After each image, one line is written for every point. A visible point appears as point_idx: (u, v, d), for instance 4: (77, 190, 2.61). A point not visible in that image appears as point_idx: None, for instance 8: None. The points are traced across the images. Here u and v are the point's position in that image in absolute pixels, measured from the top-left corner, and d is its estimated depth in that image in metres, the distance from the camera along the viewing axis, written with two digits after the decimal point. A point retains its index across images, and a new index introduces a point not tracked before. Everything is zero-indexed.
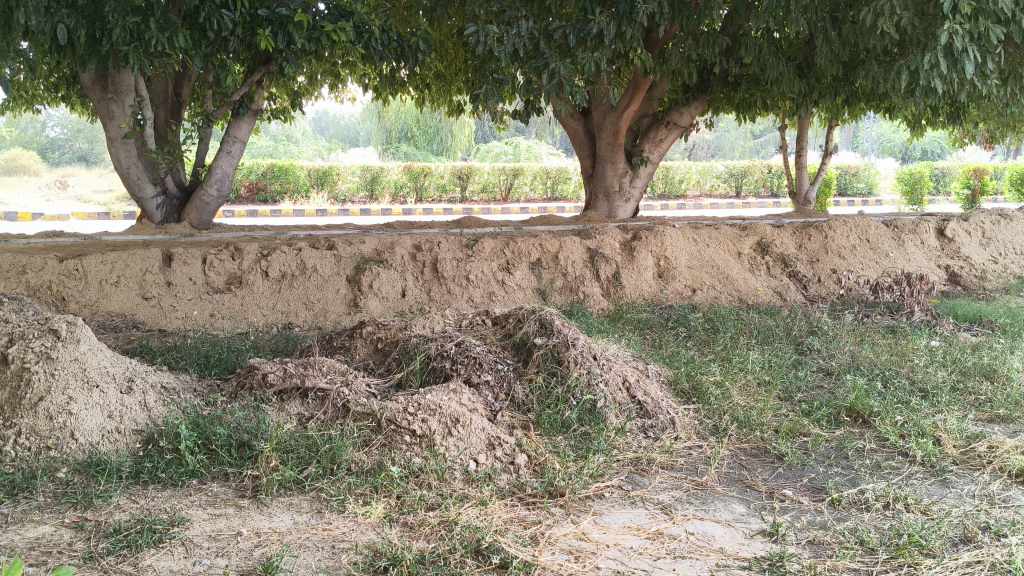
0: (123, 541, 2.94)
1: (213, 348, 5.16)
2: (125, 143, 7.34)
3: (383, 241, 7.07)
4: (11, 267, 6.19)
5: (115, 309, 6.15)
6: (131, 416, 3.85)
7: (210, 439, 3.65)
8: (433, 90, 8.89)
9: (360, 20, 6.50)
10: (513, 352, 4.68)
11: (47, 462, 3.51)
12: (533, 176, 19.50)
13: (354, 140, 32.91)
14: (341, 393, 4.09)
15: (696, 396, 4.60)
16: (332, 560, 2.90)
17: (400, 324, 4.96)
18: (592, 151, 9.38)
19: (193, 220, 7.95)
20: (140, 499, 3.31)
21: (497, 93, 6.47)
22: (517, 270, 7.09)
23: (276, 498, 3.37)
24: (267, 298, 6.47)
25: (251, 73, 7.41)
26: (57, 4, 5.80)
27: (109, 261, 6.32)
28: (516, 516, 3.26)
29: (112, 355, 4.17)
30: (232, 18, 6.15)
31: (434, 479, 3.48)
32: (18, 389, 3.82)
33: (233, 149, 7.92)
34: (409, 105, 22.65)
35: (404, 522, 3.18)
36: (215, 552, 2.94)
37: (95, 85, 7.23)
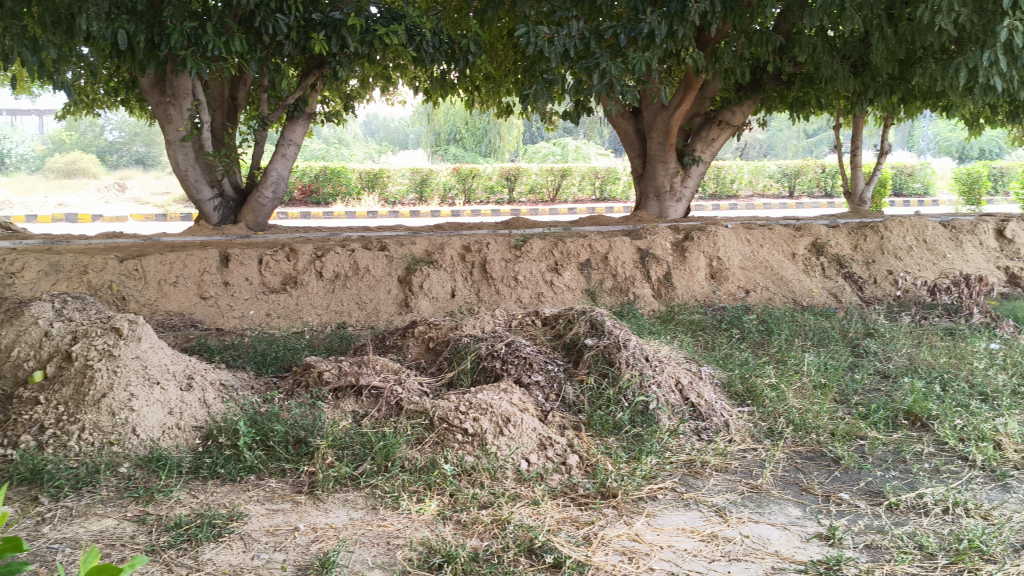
0: (184, 535, 2.99)
1: (270, 346, 5.23)
2: (183, 146, 7.52)
3: (433, 241, 7.12)
4: (74, 267, 6.35)
5: (174, 309, 6.27)
6: (190, 413, 3.95)
7: (268, 436, 3.71)
8: (483, 91, 8.91)
9: (411, 22, 6.55)
10: (564, 353, 4.68)
11: (110, 457, 3.58)
12: (582, 177, 19.43)
13: (403, 143, 33.21)
14: (395, 391, 4.14)
15: (750, 399, 4.55)
16: (387, 556, 2.93)
17: (451, 324, 4.99)
18: (643, 151, 9.32)
19: (248, 221, 8.09)
20: (200, 494, 3.38)
21: (547, 93, 6.47)
22: (568, 271, 7.08)
23: (332, 494, 3.42)
24: (320, 298, 6.55)
25: (305, 77, 7.50)
26: (118, 11, 5.96)
27: (168, 261, 6.46)
28: (569, 516, 3.25)
29: (172, 353, 4.28)
30: (286, 23, 6.25)
31: (487, 478, 3.49)
32: (81, 385, 3.89)
33: (288, 152, 8.03)
34: (458, 107, 22.82)
35: (457, 521, 3.19)
36: (273, 547, 2.99)
37: (153, 89, 7.31)
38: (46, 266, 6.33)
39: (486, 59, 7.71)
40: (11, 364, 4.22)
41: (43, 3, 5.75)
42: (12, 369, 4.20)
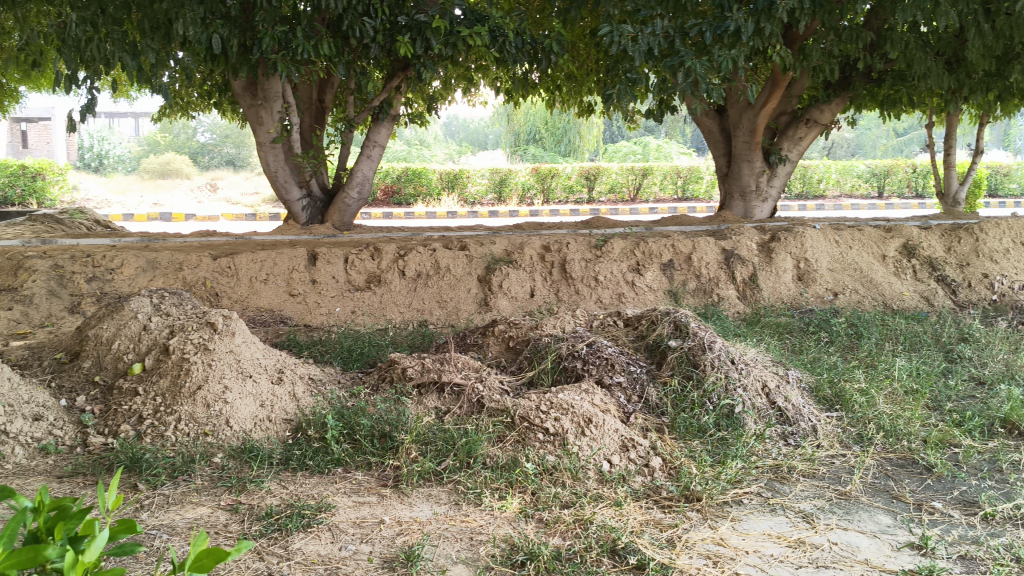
0: (275, 525, 3.08)
1: (356, 342, 5.34)
2: (273, 147, 7.72)
3: (514, 241, 7.16)
4: (170, 264, 6.58)
5: (264, 305, 6.44)
6: (281, 406, 4.07)
7: (354, 429, 3.80)
8: (565, 91, 8.90)
9: (495, 23, 6.59)
10: (647, 354, 4.65)
11: (205, 448, 3.70)
12: (663, 176, 19.25)
13: (484, 144, 33.41)
14: (476, 389, 4.17)
15: (839, 404, 4.45)
16: (470, 552, 2.96)
17: (531, 323, 5.01)
18: (727, 150, 9.20)
19: (335, 221, 8.26)
20: (290, 485, 3.47)
21: (630, 93, 6.42)
22: (649, 272, 7.02)
23: (416, 488, 3.47)
24: (403, 296, 6.63)
25: (391, 79, 7.59)
26: (213, 16, 6.17)
27: (259, 259, 6.65)
28: (652, 519, 3.23)
29: (263, 347, 4.41)
30: (373, 25, 6.37)
31: (568, 477, 3.49)
32: (177, 377, 4.05)
33: (373, 153, 8.17)
34: (539, 107, 22.87)
35: (539, 519, 3.19)
36: (359, 538, 3.05)
37: (246, 91, 7.52)
38: (144, 262, 6.57)
39: (568, 59, 7.71)
40: (112, 356, 4.40)
41: (143, 9, 6.12)
42: (113, 361, 4.39)
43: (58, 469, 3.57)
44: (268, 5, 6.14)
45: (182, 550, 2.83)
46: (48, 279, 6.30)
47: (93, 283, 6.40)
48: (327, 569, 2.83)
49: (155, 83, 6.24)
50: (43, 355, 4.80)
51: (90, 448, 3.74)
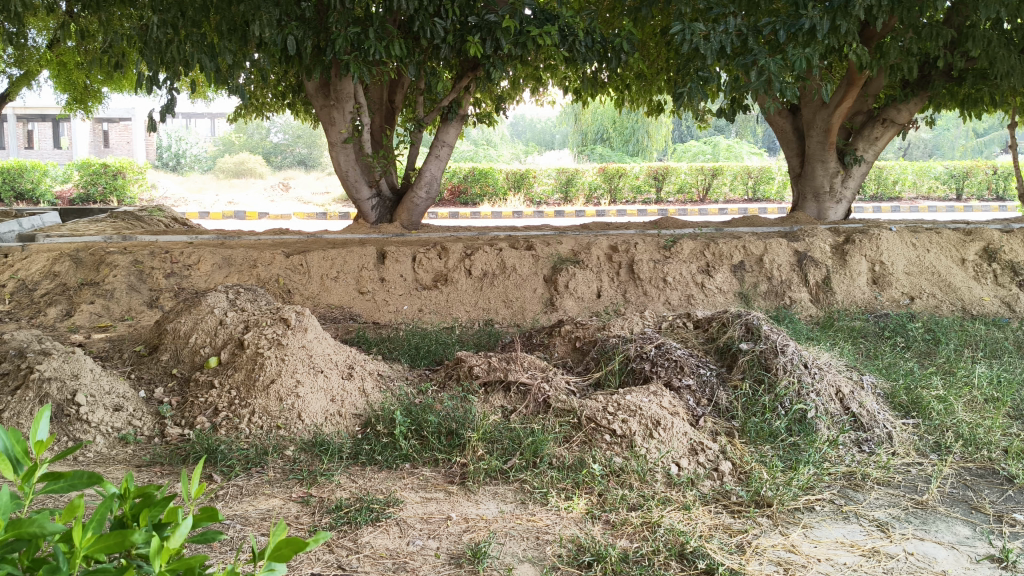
0: (344, 518, 3.12)
1: (423, 340, 5.39)
2: (344, 147, 7.83)
3: (581, 241, 7.13)
4: (244, 261, 6.73)
5: (334, 302, 6.54)
6: (351, 401, 4.13)
7: (422, 426, 3.84)
8: (634, 90, 8.84)
9: (565, 23, 6.57)
10: (717, 357, 4.60)
11: (278, 440, 3.78)
12: (733, 176, 18.98)
13: (550, 143, 33.37)
14: (542, 388, 4.18)
15: (915, 411, 4.33)
16: (537, 551, 2.95)
17: (598, 324, 4.99)
18: (801, 149, 9.03)
19: (403, 220, 8.34)
20: (359, 479, 3.52)
21: (702, 91, 6.34)
22: (718, 274, 6.94)
23: (482, 486, 3.49)
24: (469, 295, 6.65)
25: (460, 79, 7.61)
26: (288, 18, 6.29)
27: (330, 257, 6.75)
28: (721, 523, 3.19)
29: (334, 343, 4.49)
30: (444, 26, 6.42)
31: (636, 480, 3.46)
32: (252, 371, 4.15)
33: (441, 152, 8.23)
34: (607, 107, 22.78)
35: (606, 521, 3.17)
36: (427, 534, 3.07)
37: (317, 92, 7.70)
38: (220, 259, 6.74)
39: (638, 58, 7.66)
40: (189, 349, 4.53)
41: (221, 12, 6.25)
42: (190, 354, 4.51)
43: (137, 458, 3.67)
44: (341, 8, 6.23)
45: (260, 538, 2.89)
46: (128, 275, 6.50)
47: (171, 278, 6.59)
48: (395, 563, 2.86)
49: (232, 84, 6.39)
50: (123, 348, 4.95)
51: (167, 438, 3.84)
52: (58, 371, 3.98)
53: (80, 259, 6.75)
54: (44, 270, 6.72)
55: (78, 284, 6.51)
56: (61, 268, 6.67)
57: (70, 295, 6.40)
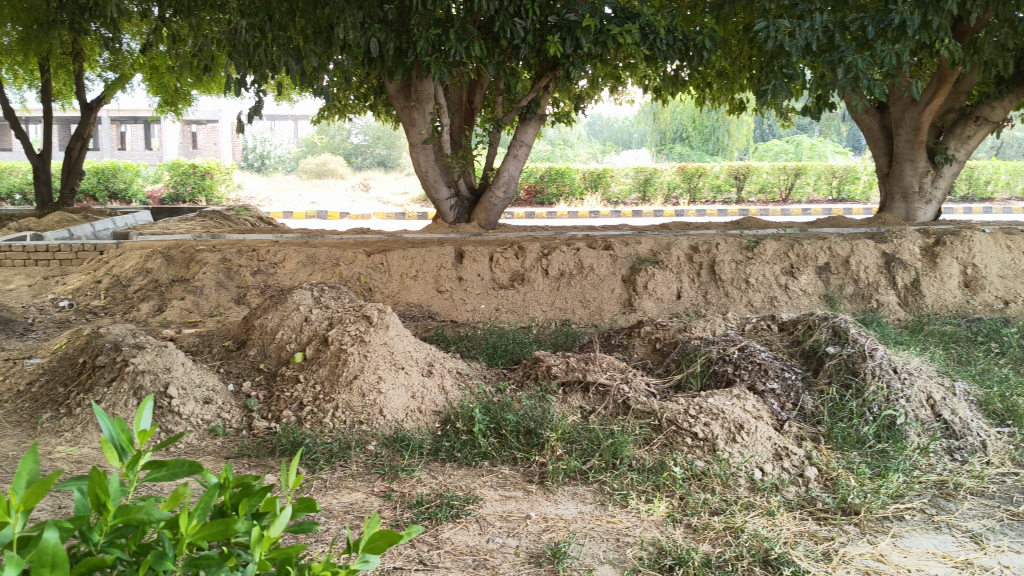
0: (425, 513, 3.16)
1: (501, 339, 5.40)
2: (424, 148, 7.93)
3: (660, 241, 7.08)
4: (328, 260, 6.87)
5: (413, 300, 6.62)
6: (431, 398, 4.18)
7: (501, 424, 3.85)
8: (715, 88, 8.72)
9: (646, 21, 6.52)
10: (802, 360, 4.52)
11: (360, 435, 3.83)
12: (817, 176, 18.58)
13: (627, 142, 33.22)
14: (622, 389, 4.16)
15: (1011, 419, 4.17)
16: (617, 553, 2.93)
17: (679, 325, 4.95)
18: (888, 148, 8.79)
19: (481, 220, 8.39)
20: (439, 475, 3.55)
21: (786, 89, 6.23)
22: (802, 275, 6.80)
23: (561, 486, 3.48)
24: (546, 295, 6.64)
25: (540, 78, 7.60)
26: (372, 21, 6.39)
27: (409, 256, 6.84)
28: (806, 530, 3.12)
29: (415, 341, 4.55)
30: (524, 26, 6.45)
31: (718, 484, 3.42)
32: (335, 367, 4.24)
33: (519, 152, 8.25)
34: (686, 105, 22.55)
35: (687, 524, 3.14)
36: (506, 532, 3.09)
37: (399, 94, 7.76)
38: (304, 258, 6.89)
39: (721, 56, 7.55)
40: (275, 345, 4.66)
41: (307, 15, 6.38)
42: (276, 349, 4.63)
43: (225, 450, 3.78)
44: (423, 9, 6.31)
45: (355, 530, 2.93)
46: (216, 272, 6.70)
47: (257, 276, 6.76)
48: (475, 560, 2.88)
49: (317, 86, 6.52)
50: (212, 342, 5.10)
51: (254, 431, 3.94)
52: (151, 364, 4.12)
53: (171, 257, 6.98)
54: (137, 266, 6.97)
55: (169, 280, 6.73)
56: (153, 265, 6.91)
57: (162, 291, 6.63)
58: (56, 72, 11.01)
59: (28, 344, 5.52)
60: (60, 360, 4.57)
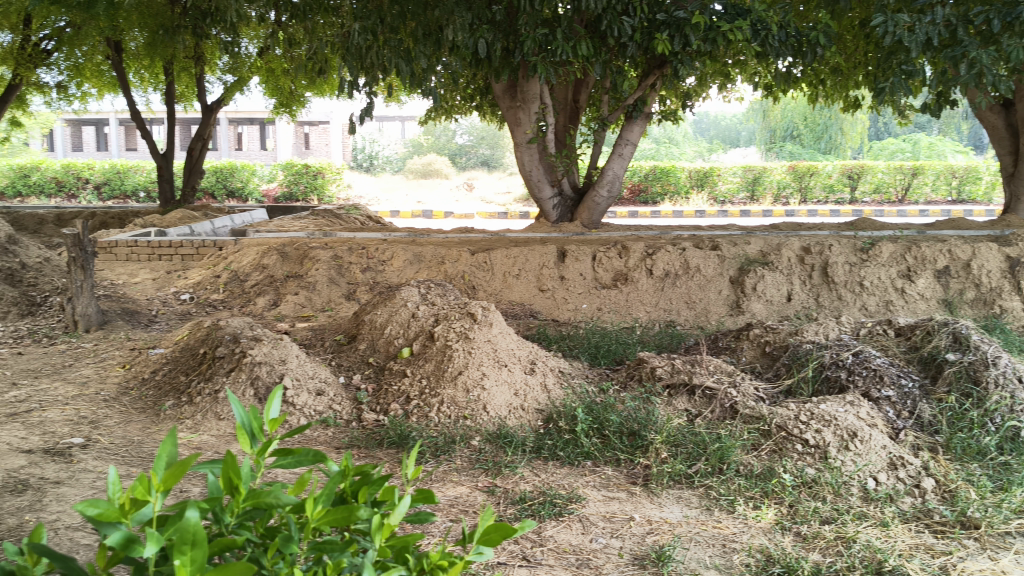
0: (529, 510, 3.19)
1: (604, 339, 5.38)
2: (529, 147, 7.98)
3: (770, 242, 6.93)
4: (433, 258, 6.99)
5: (515, 299, 6.65)
6: (534, 396, 4.20)
7: (604, 425, 3.85)
8: (828, 86, 8.49)
9: (757, 17, 6.39)
10: (920, 367, 4.35)
11: (464, 430, 3.88)
12: (936, 176, 17.83)
13: (735, 141, 32.55)
14: (730, 394, 4.09)
15: None
16: (724, 558, 2.89)
17: (790, 329, 4.83)
18: (1014, 147, 8.38)
19: (584, 219, 8.36)
20: (542, 473, 3.58)
21: (905, 86, 6.02)
22: (920, 279, 6.57)
23: (666, 488, 3.46)
24: (651, 295, 6.58)
25: (646, 76, 7.53)
26: (480, 22, 6.48)
27: (513, 255, 6.89)
28: (922, 543, 3.01)
29: (518, 339, 4.59)
30: (632, 24, 6.42)
31: (829, 493, 3.33)
32: (440, 363, 4.32)
33: (625, 151, 8.21)
34: (798, 103, 22.00)
35: (797, 533, 3.07)
36: (610, 533, 3.08)
37: (506, 93, 7.91)
38: (411, 255, 7.04)
39: (835, 52, 7.33)
40: (384, 340, 4.78)
41: (417, 18, 6.51)
42: (385, 344, 4.75)
43: (335, 440, 3.89)
44: (531, 9, 6.34)
45: (464, 522, 2.98)
46: (328, 268, 6.90)
47: (367, 273, 6.94)
48: (578, 559, 2.89)
49: (425, 87, 6.64)
50: (324, 336, 5.26)
51: (363, 423, 4.05)
52: (267, 356, 4.30)
53: (285, 253, 7.22)
54: (254, 262, 7.24)
55: (284, 276, 6.97)
56: (269, 261, 7.16)
57: (277, 286, 6.88)
58: (179, 75, 11.53)
59: (153, 335, 5.80)
60: (181, 350, 4.80)
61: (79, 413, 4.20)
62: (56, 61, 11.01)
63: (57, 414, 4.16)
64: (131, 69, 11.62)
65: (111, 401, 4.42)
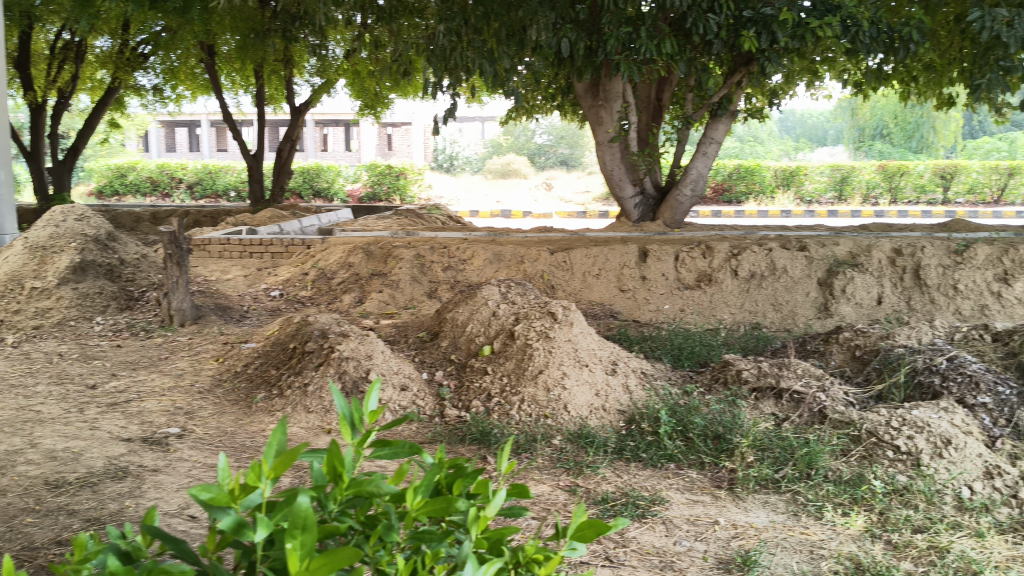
0: (611, 510, 3.19)
1: (687, 340, 5.34)
2: (610, 147, 7.98)
3: (860, 244, 6.78)
4: (514, 257, 7.04)
5: (596, 299, 6.65)
6: (615, 397, 4.19)
7: (688, 427, 3.82)
8: (921, 82, 8.25)
9: (848, 13, 6.23)
10: (1018, 374, 4.20)
11: (546, 429, 3.91)
12: None
13: (822, 140, 31.81)
14: (818, 398, 4.02)
15: None
16: (811, 564, 2.84)
17: (881, 333, 4.73)
18: None
19: (666, 218, 8.28)
20: (624, 474, 3.58)
21: (1003, 83, 5.85)
22: (1017, 282, 6.30)
23: (752, 493, 3.42)
24: (735, 297, 6.50)
25: (732, 74, 7.44)
26: (564, 21, 6.50)
27: (593, 255, 6.89)
28: (1020, 555, 2.90)
29: (600, 339, 4.59)
30: (718, 21, 6.35)
31: (921, 501, 3.25)
32: (521, 361, 4.36)
33: (708, 150, 8.12)
34: (889, 100, 21.42)
35: (887, 541, 3.00)
36: (694, 536, 3.07)
37: (587, 93, 7.95)
38: (491, 255, 7.10)
39: (929, 48, 7.12)
40: (466, 337, 4.83)
41: (501, 18, 6.57)
42: (466, 342, 4.80)
43: (420, 435, 3.97)
44: (614, 8, 6.33)
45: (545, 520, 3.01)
46: (411, 267, 7.01)
47: (448, 271, 7.02)
48: (662, 561, 2.88)
49: (508, 87, 6.69)
50: (408, 333, 5.34)
51: (446, 419, 4.11)
52: (354, 351, 4.40)
53: (370, 252, 7.37)
54: (339, 261, 7.40)
55: (369, 274, 7.12)
56: (355, 259, 7.32)
57: (362, 284, 7.02)
58: (269, 78, 11.86)
59: (244, 330, 6.00)
60: (272, 344, 4.93)
61: (175, 404, 4.37)
62: (153, 65, 11.56)
63: (155, 405, 4.34)
64: (223, 72, 11.97)
65: (205, 393, 4.58)
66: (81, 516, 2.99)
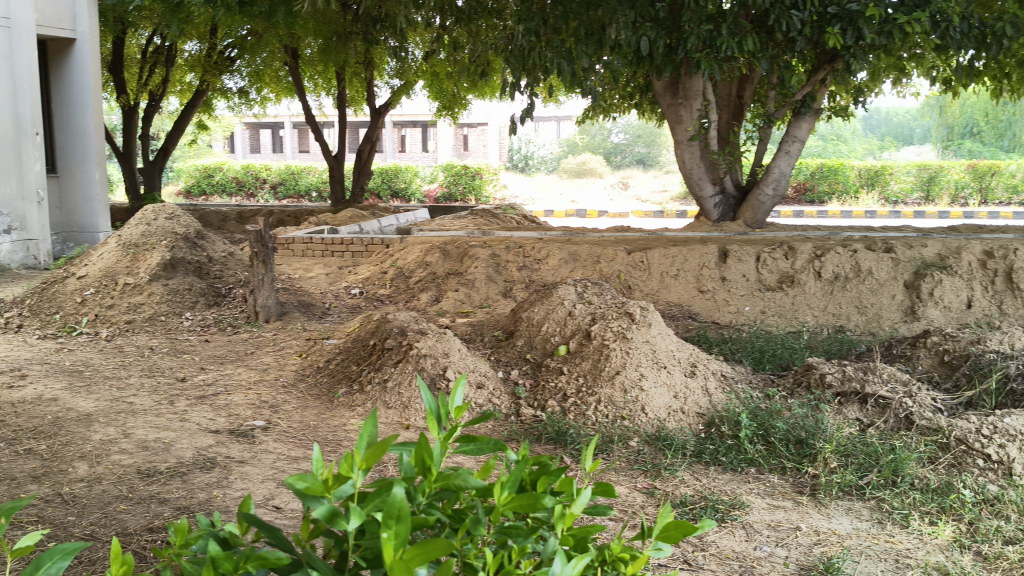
0: (690, 513, 3.17)
1: (768, 343, 5.26)
2: (689, 146, 7.92)
3: (949, 245, 6.60)
4: (590, 257, 7.05)
5: (673, 299, 6.59)
6: (695, 399, 4.18)
7: (769, 431, 3.78)
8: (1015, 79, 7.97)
9: (938, 8, 6.07)
10: None
11: (623, 430, 3.90)
12: None
13: (908, 138, 30.90)
14: (904, 403, 3.92)
15: None
16: (896, 573, 2.79)
17: (972, 337, 4.60)
18: None
19: (747, 218, 8.15)
20: (703, 477, 3.55)
21: None
22: None
23: (834, 499, 3.36)
24: (818, 299, 6.38)
25: (816, 72, 7.30)
26: (644, 20, 6.49)
27: (671, 255, 6.85)
28: None
29: (679, 340, 4.57)
30: (801, 18, 6.26)
31: (1013, 511, 3.16)
32: (598, 362, 4.36)
33: (791, 149, 8.00)
34: (980, 97, 20.72)
35: (977, 552, 2.92)
36: (774, 541, 3.03)
37: (666, 92, 7.87)
38: (567, 255, 7.12)
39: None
40: (542, 336, 4.85)
41: (580, 18, 6.59)
42: (543, 341, 4.82)
43: (498, 433, 4.01)
44: (695, 5, 6.29)
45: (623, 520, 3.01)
46: (487, 266, 7.08)
47: (524, 271, 7.07)
48: (741, 566, 2.86)
49: (586, 87, 6.71)
50: (484, 332, 5.38)
51: (522, 417, 4.14)
52: (432, 349, 4.46)
53: (447, 251, 7.46)
54: (418, 259, 7.51)
55: (445, 273, 7.21)
56: (432, 258, 7.42)
57: (439, 282, 7.11)
58: (351, 80, 12.11)
59: (326, 326, 6.14)
60: (353, 341, 5.03)
61: (260, 397, 4.51)
62: (239, 69, 11.95)
63: (241, 398, 4.48)
64: (306, 74, 12.23)
65: (289, 387, 4.70)
66: (172, 504, 3.11)
